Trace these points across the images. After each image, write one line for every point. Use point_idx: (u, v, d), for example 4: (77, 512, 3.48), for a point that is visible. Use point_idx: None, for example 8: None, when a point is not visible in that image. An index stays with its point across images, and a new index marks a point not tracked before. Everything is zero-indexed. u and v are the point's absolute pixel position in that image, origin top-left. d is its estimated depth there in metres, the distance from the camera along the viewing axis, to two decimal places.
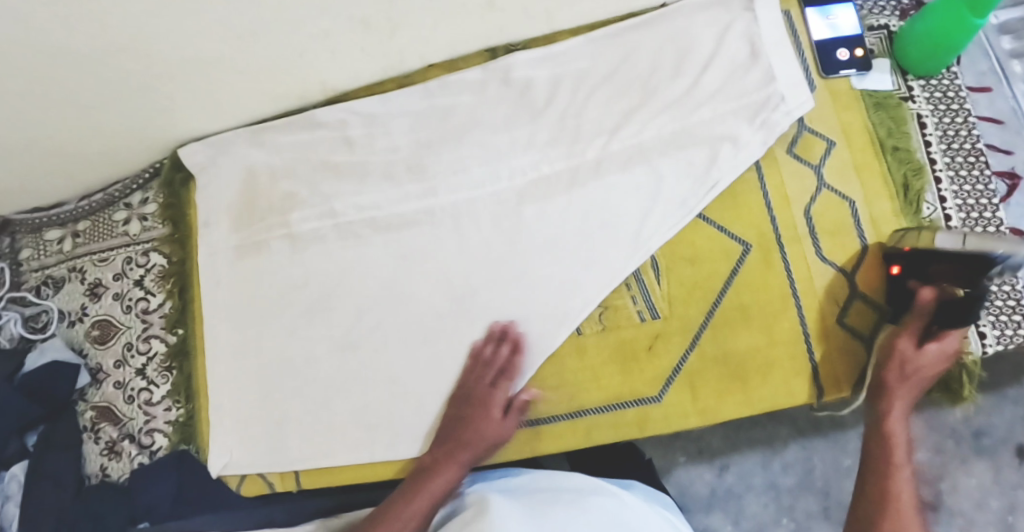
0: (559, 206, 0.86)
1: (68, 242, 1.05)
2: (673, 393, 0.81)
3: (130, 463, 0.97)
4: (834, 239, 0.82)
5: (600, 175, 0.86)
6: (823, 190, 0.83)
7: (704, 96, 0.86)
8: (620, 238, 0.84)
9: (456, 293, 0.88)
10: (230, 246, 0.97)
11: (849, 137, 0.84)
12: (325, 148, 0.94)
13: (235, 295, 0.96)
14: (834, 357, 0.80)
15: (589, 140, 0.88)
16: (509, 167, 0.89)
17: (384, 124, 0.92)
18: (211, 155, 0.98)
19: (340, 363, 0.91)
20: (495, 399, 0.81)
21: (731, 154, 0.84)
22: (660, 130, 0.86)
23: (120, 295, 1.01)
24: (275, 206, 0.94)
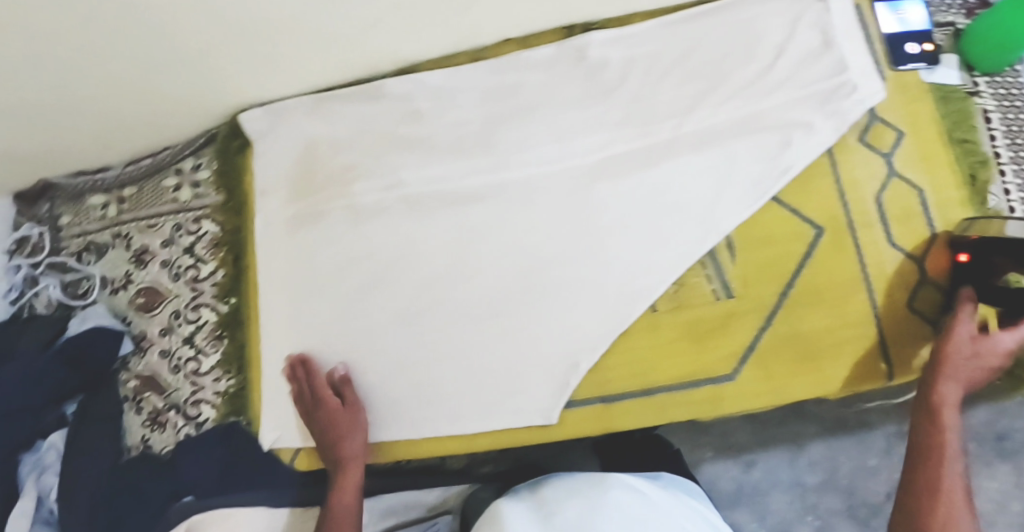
0: (636, 182, 0.84)
1: (112, 208, 1.03)
2: (746, 372, 0.81)
3: (175, 434, 0.94)
4: (905, 225, 0.83)
5: (675, 155, 0.85)
6: (894, 178, 0.84)
7: (774, 84, 0.86)
8: (694, 218, 0.83)
9: (529, 270, 0.85)
10: (284, 219, 0.93)
11: (917, 128, 0.85)
12: (389, 120, 0.92)
13: (281, 270, 0.92)
14: (903, 338, 0.81)
15: (662, 121, 0.86)
16: (581, 144, 0.87)
17: (452, 97, 0.91)
18: (270, 122, 0.95)
19: (397, 340, 0.87)
20: (328, 397, 0.87)
21: (803, 141, 0.84)
22: (734, 113, 0.85)
23: (168, 262, 0.98)
24: (333, 178, 0.91)
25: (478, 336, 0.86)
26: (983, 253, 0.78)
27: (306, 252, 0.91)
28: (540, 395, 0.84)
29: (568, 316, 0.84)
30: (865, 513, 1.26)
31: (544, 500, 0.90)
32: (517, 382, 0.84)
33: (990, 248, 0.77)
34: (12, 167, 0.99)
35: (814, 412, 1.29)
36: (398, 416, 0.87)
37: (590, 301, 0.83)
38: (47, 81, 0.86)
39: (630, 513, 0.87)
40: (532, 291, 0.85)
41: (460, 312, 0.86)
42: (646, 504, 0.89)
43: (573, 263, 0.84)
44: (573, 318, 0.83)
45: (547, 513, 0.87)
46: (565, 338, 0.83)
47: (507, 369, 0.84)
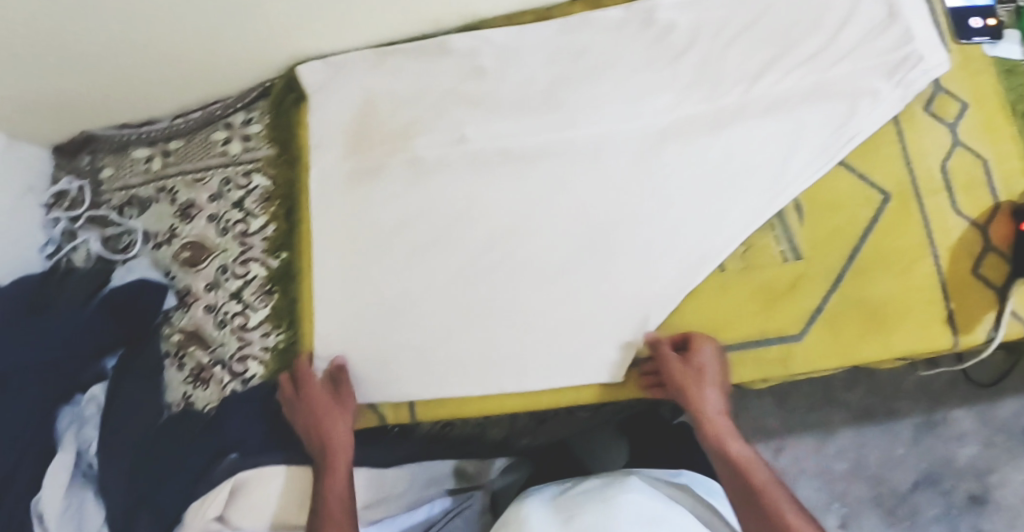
0: (701, 146, 0.85)
1: (157, 162, 1.02)
2: (814, 334, 0.81)
3: (221, 390, 0.92)
4: (970, 194, 0.84)
5: (743, 121, 0.85)
6: (958, 147, 0.85)
7: (843, 51, 0.85)
8: (760, 181, 0.83)
9: (595, 231, 0.85)
10: (342, 173, 0.92)
11: (980, 100, 0.86)
12: (453, 77, 0.91)
13: (336, 229, 0.91)
14: (967, 304, 0.81)
15: (729, 86, 0.86)
16: (649, 106, 0.87)
17: (518, 56, 0.90)
18: (329, 75, 0.94)
19: (458, 298, 0.86)
20: (318, 388, 0.85)
21: (871, 108, 0.84)
22: (801, 82, 0.85)
23: (216, 217, 0.96)
24: (396, 131, 0.91)
25: (541, 295, 0.85)
26: None
27: (363, 212, 0.90)
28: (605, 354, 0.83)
29: (633, 276, 0.84)
30: (891, 502, 1.28)
31: (560, 507, 0.86)
32: (580, 339, 0.84)
33: None
34: (54, 107, 0.97)
35: (842, 400, 1.30)
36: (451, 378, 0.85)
37: (656, 263, 0.83)
38: (96, 20, 0.84)
39: (648, 513, 0.83)
40: (599, 252, 0.85)
41: (523, 272, 0.86)
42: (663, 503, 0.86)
43: (638, 225, 0.84)
44: (639, 279, 0.83)
45: (562, 519, 0.84)
46: (629, 298, 0.83)
47: (568, 327, 0.84)
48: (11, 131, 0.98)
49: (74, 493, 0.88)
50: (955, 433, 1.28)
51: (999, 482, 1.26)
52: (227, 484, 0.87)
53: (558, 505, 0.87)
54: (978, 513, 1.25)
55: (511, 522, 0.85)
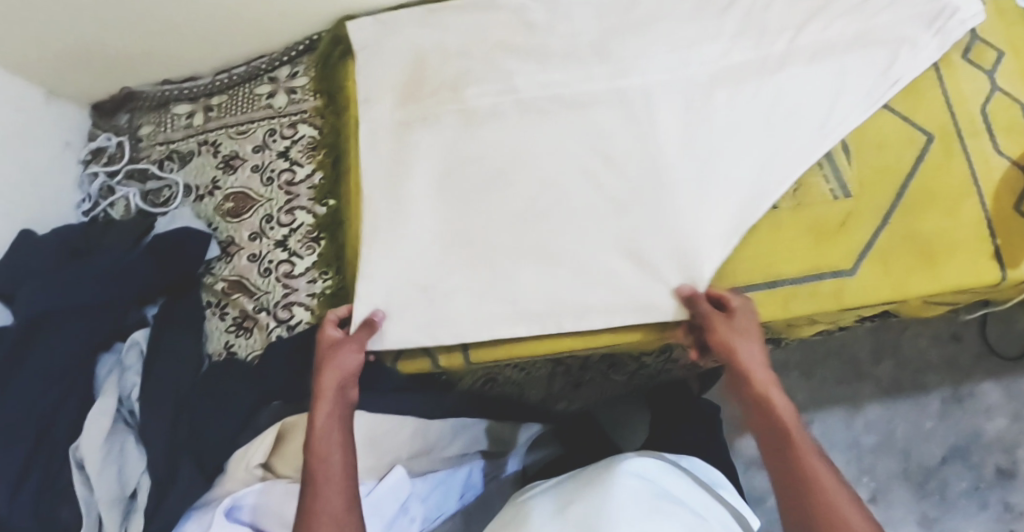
0: (750, 92, 0.86)
1: (199, 117, 1.02)
2: (866, 269, 0.82)
3: (266, 336, 0.91)
4: (1011, 136, 0.86)
5: (790, 66, 0.86)
6: (997, 92, 0.87)
7: (885, 0, 0.87)
8: (808, 123, 0.84)
9: (647, 173, 0.85)
10: (391, 123, 0.92)
11: (1016, 49, 0.89)
12: (502, 32, 0.92)
13: (382, 177, 0.90)
14: (1015, 239, 0.82)
15: (776, 35, 0.88)
16: (699, 55, 0.88)
17: (566, 11, 0.92)
18: (376, 33, 0.95)
19: (506, 240, 0.86)
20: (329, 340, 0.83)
21: (912, 55, 0.86)
22: (844, 31, 0.87)
23: (260, 167, 0.96)
24: (448, 80, 0.91)
25: (592, 232, 0.85)
26: None
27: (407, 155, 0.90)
28: (661, 298, 0.83)
29: (686, 214, 0.83)
30: (920, 478, 1.23)
31: (557, 498, 0.78)
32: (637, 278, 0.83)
33: None
34: (98, 62, 0.97)
35: (870, 373, 1.27)
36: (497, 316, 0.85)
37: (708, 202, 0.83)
38: None
39: (645, 503, 0.74)
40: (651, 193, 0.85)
41: (572, 211, 0.86)
42: (662, 494, 0.77)
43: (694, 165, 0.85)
44: (691, 216, 0.83)
45: (559, 513, 0.75)
46: (683, 236, 0.83)
47: (625, 267, 0.84)
48: (52, 87, 0.99)
49: (116, 438, 0.86)
50: (982, 407, 1.24)
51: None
52: (273, 428, 0.86)
53: (557, 497, 0.79)
54: (1010, 487, 1.20)
55: (510, 521, 0.78)
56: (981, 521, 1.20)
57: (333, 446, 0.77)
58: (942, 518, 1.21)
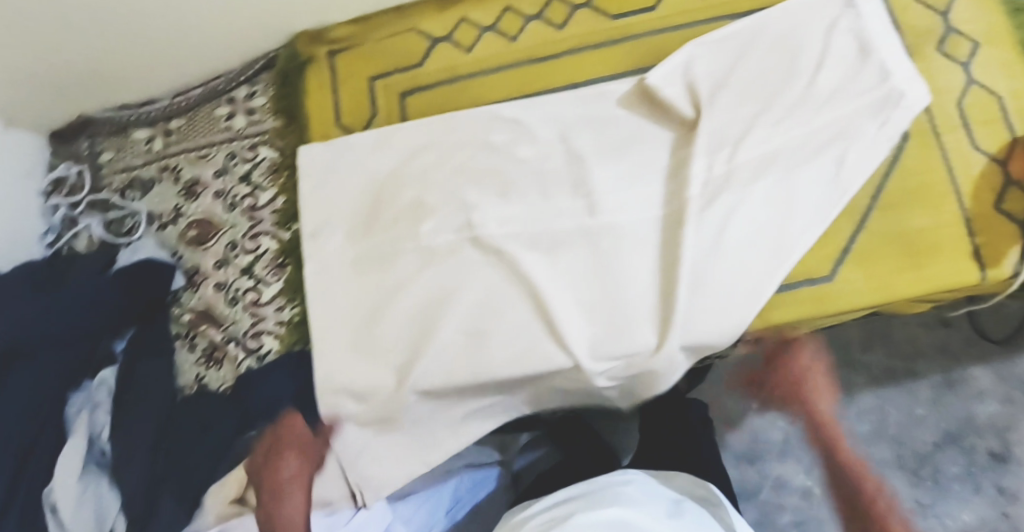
0: (704, 227, 0.79)
1: (158, 142, 0.99)
2: (846, 271, 0.79)
3: (235, 368, 0.89)
4: (989, 131, 0.83)
5: (733, 187, 0.80)
6: (973, 85, 0.85)
7: (826, 94, 0.83)
8: (760, 253, 0.79)
9: (593, 323, 0.79)
10: (350, 225, 0.88)
11: (992, 39, 0.87)
12: (465, 152, 0.86)
13: (352, 217, 0.88)
14: (993, 237, 0.80)
15: (714, 152, 0.81)
16: (657, 165, 0.82)
17: (528, 128, 0.85)
18: (329, 159, 0.90)
19: (477, 283, 0.81)
20: (298, 442, 0.82)
21: (859, 155, 0.81)
22: (788, 135, 0.82)
23: (222, 193, 0.94)
24: (401, 216, 0.86)
25: (548, 315, 0.79)
26: None
27: (375, 190, 0.88)
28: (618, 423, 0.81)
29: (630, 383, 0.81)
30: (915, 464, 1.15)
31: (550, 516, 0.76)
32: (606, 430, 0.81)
33: None
34: (64, 84, 0.94)
35: (860, 362, 1.19)
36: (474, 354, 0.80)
37: (662, 362, 0.78)
38: None
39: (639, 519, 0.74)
40: (605, 337, 0.79)
41: (528, 284, 0.80)
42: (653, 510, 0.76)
43: (643, 325, 0.78)
44: (646, 379, 0.79)
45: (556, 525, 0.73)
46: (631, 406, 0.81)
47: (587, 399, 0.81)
48: (8, 118, 0.95)
49: (90, 478, 0.83)
50: (973, 391, 1.17)
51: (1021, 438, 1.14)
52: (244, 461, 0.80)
53: (550, 515, 0.76)
54: (1004, 471, 1.13)
55: None
56: (977, 507, 1.12)
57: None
58: (936, 504, 1.13)
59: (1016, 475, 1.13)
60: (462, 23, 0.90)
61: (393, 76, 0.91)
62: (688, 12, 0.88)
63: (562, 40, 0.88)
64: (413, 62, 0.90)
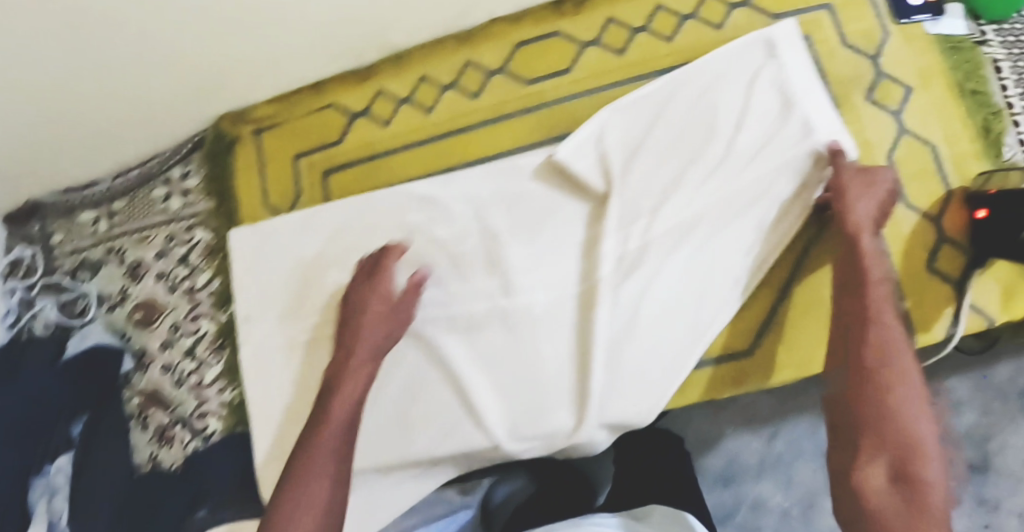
0: (620, 305, 0.78)
1: (103, 224, 1.00)
2: (763, 345, 0.80)
3: (184, 449, 0.92)
4: (920, 184, 0.80)
5: (648, 262, 0.79)
6: (905, 135, 0.81)
7: (745, 156, 0.79)
8: (677, 329, 0.78)
9: (513, 405, 0.80)
10: (280, 309, 0.90)
11: (927, 82, 0.83)
12: (384, 234, 0.87)
13: (283, 300, 0.90)
14: (923, 301, 0.78)
15: (629, 225, 0.80)
16: (571, 241, 0.81)
17: (443, 208, 0.85)
18: (258, 241, 0.91)
19: (398, 369, 0.82)
20: (381, 285, 0.79)
21: (778, 223, 0.78)
22: (706, 203, 0.79)
23: (164, 274, 0.96)
24: (326, 300, 0.88)
25: (468, 399, 0.80)
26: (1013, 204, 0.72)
27: (303, 273, 0.90)
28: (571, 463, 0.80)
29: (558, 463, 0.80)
30: None
31: None
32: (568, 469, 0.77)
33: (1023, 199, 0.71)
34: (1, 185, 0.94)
35: None
36: (397, 440, 0.81)
37: (583, 441, 0.77)
38: (16, 93, 0.79)
39: None
40: (525, 420, 0.79)
41: (448, 368, 0.81)
42: None
43: (561, 406, 0.78)
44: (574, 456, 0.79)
45: None
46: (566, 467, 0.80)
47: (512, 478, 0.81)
48: None
49: None
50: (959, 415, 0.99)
51: (1003, 448, 0.95)
52: None
53: None
54: None
55: None
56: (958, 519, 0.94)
57: (335, 439, 0.70)
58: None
59: (999, 486, 0.94)
60: (378, 96, 0.90)
61: (316, 153, 0.92)
62: (602, 73, 0.86)
63: (476, 110, 0.87)
64: (333, 138, 0.91)
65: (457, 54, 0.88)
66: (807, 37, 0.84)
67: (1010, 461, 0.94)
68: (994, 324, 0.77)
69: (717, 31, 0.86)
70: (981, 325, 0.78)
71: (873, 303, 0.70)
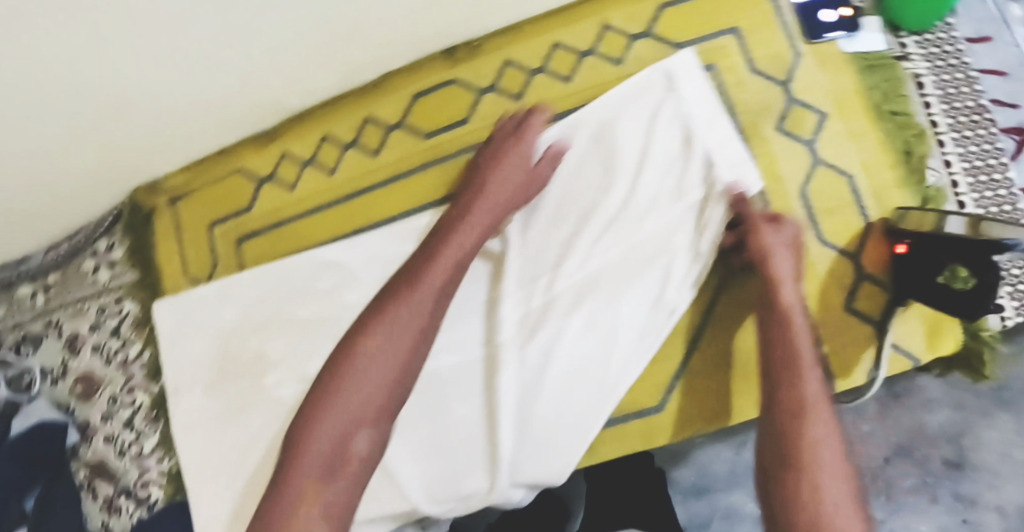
0: (530, 367, 0.77)
1: (41, 298, 1.00)
2: (673, 401, 0.77)
3: (130, 519, 0.93)
4: (837, 218, 0.76)
5: (552, 320, 0.77)
6: (819, 166, 0.77)
7: (645, 203, 0.77)
8: (587, 387, 0.76)
9: (427, 472, 0.79)
10: (205, 381, 0.90)
11: (843, 107, 0.78)
12: (298, 300, 0.87)
13: (209, 369, 0.90)
14: (840, 344, 0.74)
15: (532, 283, 0.78)
16: (475, 301, 0.80)
17: (351, 272, 0.85)
18: (181, 311, 0.92)
19: None
20: (525, 147, 0.77)
21: (684, 272, 0.75)
22: (607, 256, 0.77)
23: (99, 347, 0.97)
24: (246, 370, 0.88)
25: (383, 467, 0.79)
26: (932, 246, 0.68)
27: (223, 343, 0.90)
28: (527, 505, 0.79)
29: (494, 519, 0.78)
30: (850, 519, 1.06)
31: None
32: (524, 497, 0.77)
33: (943, 243, 0.67)
34: None
35: None
36: None
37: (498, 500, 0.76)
38: None
39: None
40: (438, 485, 0.78)
41: None
42: None
43: (475, 469, 0.77)
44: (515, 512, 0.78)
45: None
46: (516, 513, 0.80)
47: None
48: None
49: None
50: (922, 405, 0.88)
51: (979, 443, 0.84)
52: None
53: None
54: None
55: None
56: (933, 517, 0.84)
57: (411, 328, 0.70)
58: (890, 517, 0.85)
59: (978, 483, 0.83)
60: (284, 158, 0.89)
61: (229, 221, 0.91)
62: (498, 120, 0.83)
63: (378, 168, 0.86)
64: (243, 205, 0.91)
65: (356, 111, 0.87)
66: (710, 67, 0.80)
67: (987, 457, 0.84)
68: (918, 363, 0.74)
69: (616, 66, 0.82)
70: (903, 364, 0.74)
71: (801, 364, 0.66)
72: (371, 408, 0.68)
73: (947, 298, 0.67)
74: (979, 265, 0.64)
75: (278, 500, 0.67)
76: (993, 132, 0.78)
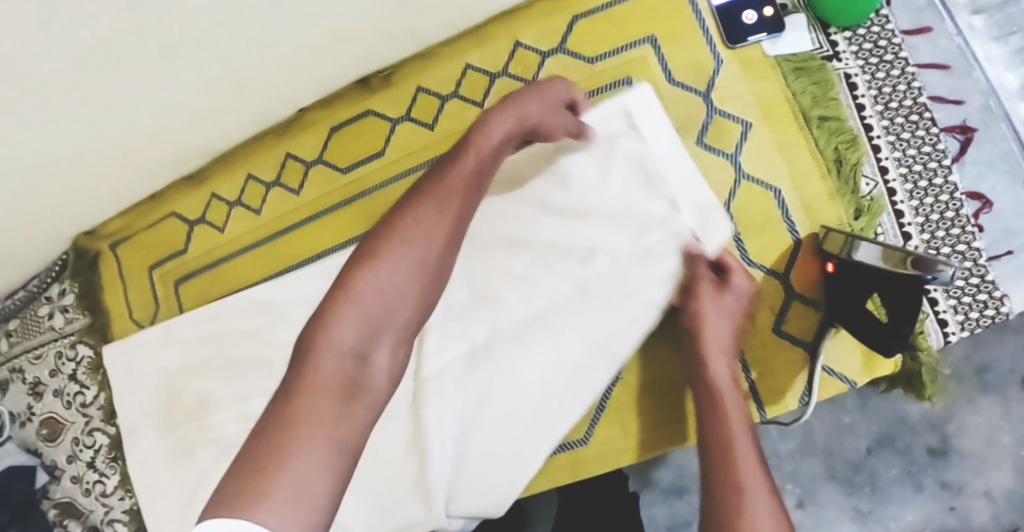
0: (456, 406, 0.74)
1: (3, 342, 1.01)
2: (598, 434, 0.80)
3: None
4: (763, 235, 0.73)
5: (474, 355, 0.75)
6: (743, 180, 0.74)
7: (564, 230, 0.74)
8: (513, 423, 0.74)
9: None
10: (154, 425, 0.90)
11: (769, 116, 0.74)
12: (235, 341, 0.86)
13: (157, 413, 0.90)
14: (769, 368, 0.73)
15: (453, 315, 0.75)
16: None
17: (284, 313, 0.84)
18: (128, 357, 0.92)
19: None
20: (559, 99, 0.73)
21: (608, 301, 0.73)
22: (526, 287, 0.74)
23: (59, 392, 0.99)
24: (191, 412, 0.87)
25: None
26: (856, 271, 0.67)
27: (168, 387, 0.90)
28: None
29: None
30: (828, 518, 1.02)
31: None
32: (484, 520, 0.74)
33: (865, 270, 0.66)
34: None
35: None
36: None
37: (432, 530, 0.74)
38: None
39: None
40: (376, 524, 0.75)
41: None
42: None
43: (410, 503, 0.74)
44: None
45: None
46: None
47: None
48: None
49: None
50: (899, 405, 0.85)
51: (964, 428, 0.82)
52: None
53: None
54: None
55: None
56: (919, 506, 0.83)
57: (424, 261, 0.66)
58: (877, 508, 0.83)
59: (963, 468, 0.82)
60: (213, 199, 0.89)
61: (167, 263, 0.92)
62: (417, 150, 0.83)
63: (302, 205, 0.86)
64: (179, 248, 0.91)
65: (277, 148, 0.86)
66: (629, 81, 0.77)
67: (972, 443, 0.82)
68: (856, 385, 0.72)
69: None
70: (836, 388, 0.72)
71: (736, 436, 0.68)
72: (387, 352, 0.64)
73: (870, 327, 0.67)
74: (900, 295, 0.64)
75: (284, 410, 0.59)
76: (935, 134, 0.74)
